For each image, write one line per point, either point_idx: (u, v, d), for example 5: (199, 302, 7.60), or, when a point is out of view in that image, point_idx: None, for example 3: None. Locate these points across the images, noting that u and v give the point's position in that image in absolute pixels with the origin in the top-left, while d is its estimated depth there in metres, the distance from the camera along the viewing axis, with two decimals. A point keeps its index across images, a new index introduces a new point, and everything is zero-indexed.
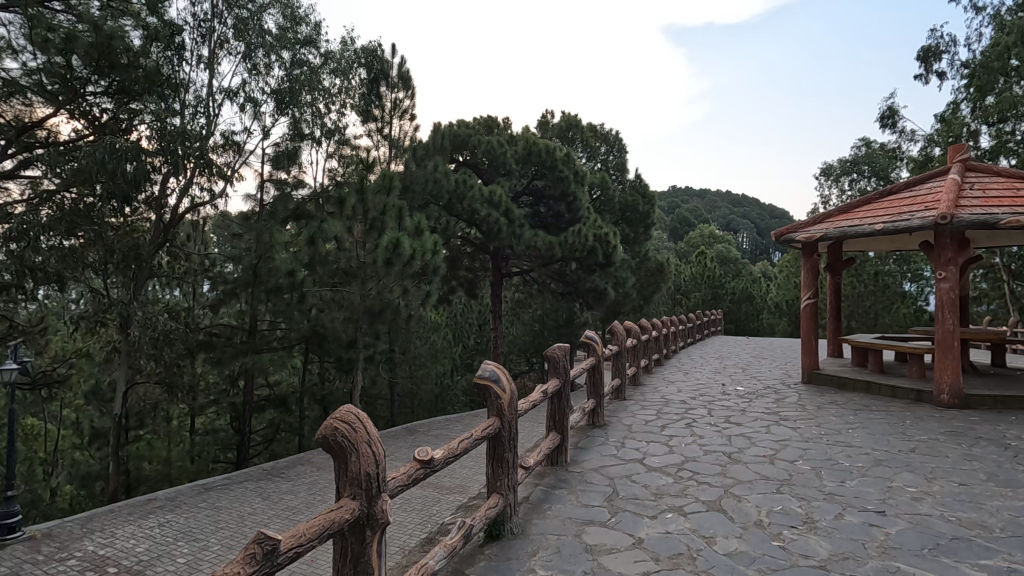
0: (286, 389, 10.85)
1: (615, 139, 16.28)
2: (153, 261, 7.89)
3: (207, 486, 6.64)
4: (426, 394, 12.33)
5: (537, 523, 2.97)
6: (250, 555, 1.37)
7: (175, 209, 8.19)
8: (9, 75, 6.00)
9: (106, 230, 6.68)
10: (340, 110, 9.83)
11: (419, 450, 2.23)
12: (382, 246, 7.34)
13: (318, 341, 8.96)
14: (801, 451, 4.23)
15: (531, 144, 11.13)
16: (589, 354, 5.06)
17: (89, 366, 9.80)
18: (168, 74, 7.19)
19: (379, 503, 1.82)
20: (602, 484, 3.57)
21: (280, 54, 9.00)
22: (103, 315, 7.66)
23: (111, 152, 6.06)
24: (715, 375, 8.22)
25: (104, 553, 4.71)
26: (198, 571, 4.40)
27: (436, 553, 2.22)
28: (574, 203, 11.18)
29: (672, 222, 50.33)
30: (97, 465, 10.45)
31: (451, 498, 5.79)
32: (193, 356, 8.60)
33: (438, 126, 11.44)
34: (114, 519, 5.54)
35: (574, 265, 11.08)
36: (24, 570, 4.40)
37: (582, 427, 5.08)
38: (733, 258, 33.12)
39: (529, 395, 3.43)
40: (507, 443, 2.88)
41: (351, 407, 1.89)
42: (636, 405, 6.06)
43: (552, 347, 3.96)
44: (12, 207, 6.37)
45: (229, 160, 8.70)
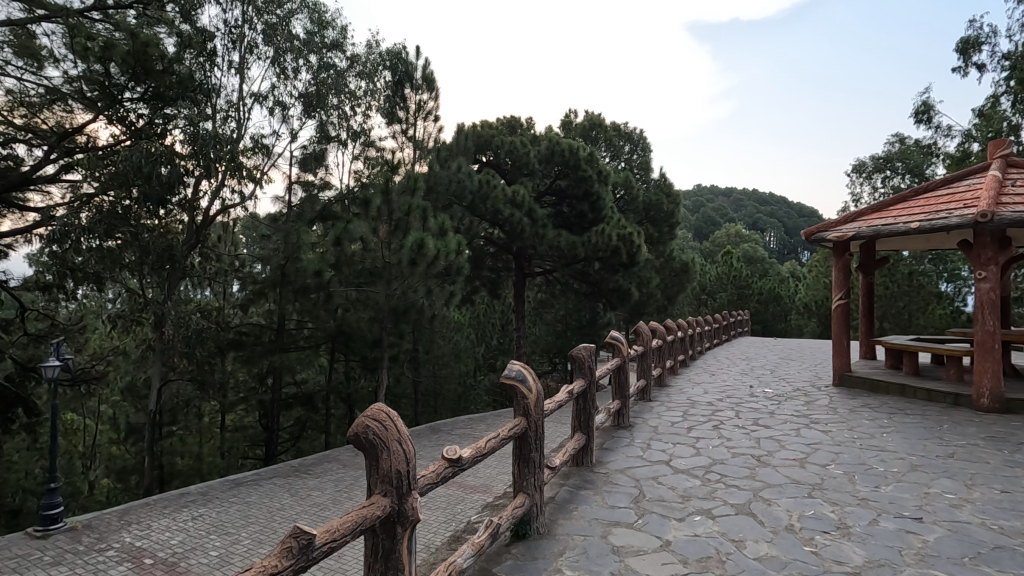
0: (313, 387, 11.04)
1: (639, 138, 16.16)
2: (187, 262, 8.08)
3: (238, 482, 6.78)
4: (449, 393, 12.41)
5: (563, 523, 2.96)
6: (287, 549, 1.40)
7: (207, 212, 8.41)
8: (52, 84, 6.24)
9: (142, 232, 6.84)
10: (365, 113, 9.98)
11: (448, 449, 2.25)
12: (407, 246, 7.42)
13: (344, 340, 9.09)
14: (832, 455, 4.13)
15: (555, 144, 11.09)
16: (614, 355, 5.04)
17: (125, 364, 10.12)
18: (201, 80, 7.40)
19: (409, 500, 1.84)
20: (628, 485, 3.54)
21: (307, 59, 9.18)
22: (139, 315, 7.95)
23: (147, 156, 6.31)
24: (742, 377, 8.07)
25: (141, 544, 4.85)
26: (229, 565, 4.50)
27: (465, 551, 2.24)
28: (598, 202, 11.11)
29: (697, 221, 49.72)
30: (133, 460, 10.77)
31: (475, 496, 5.82)
32: (223, 354, 8.80)
33: (462, 127, 11.52)
34: (149, 512, 5.71)
35: (598, 265, 11.01)
36: (66, 560, 4.56)
37: (607, 428, 5.06)
38: (760, 257, 32.47)
39: (555, 395, 3.43)
40: (533, 443, 2.88)
41: (382, 406, 1.92)
42: (662, 406, 6.00)
43: (578, 347, 3.95)
44: (54, 210, 6.61)
45: (258, 163, 8.89)
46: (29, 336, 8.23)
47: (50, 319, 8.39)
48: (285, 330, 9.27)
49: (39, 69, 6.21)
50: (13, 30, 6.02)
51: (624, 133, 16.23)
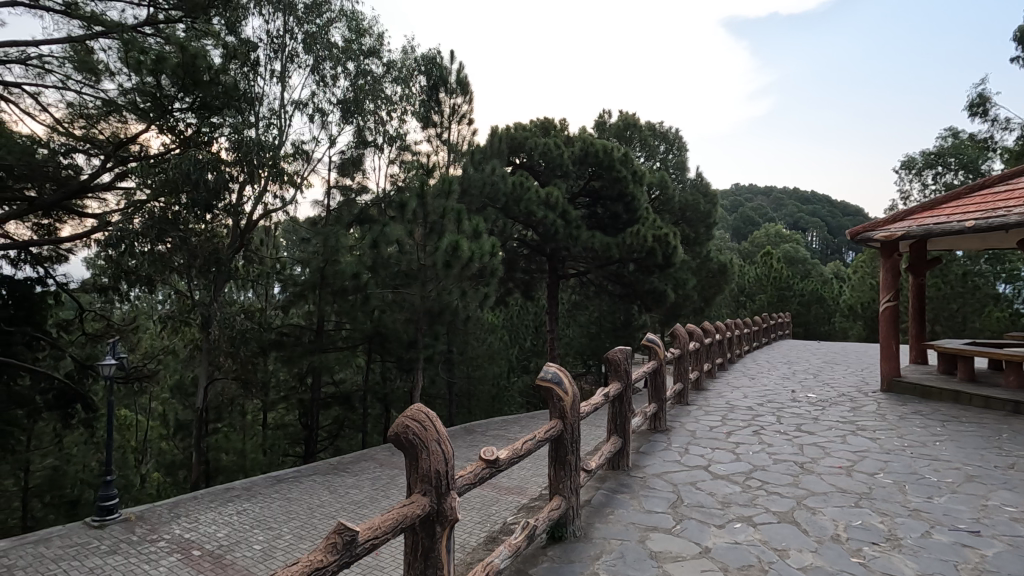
0: (350, 387, 11.29)
1: (675, 137, 15.93)
2: (231, 265, 8.37)
3: (280, 478, 6.98)
4: (483, 394, 12.48)
5: (599, 527, 2.94)
6: (332, 544, 1.44)
7: (250, 216, 8.69)
8: (108, 96, 6.57)
9: (190, 236, 7.12)
10: (400, 117, 10.15)
11: (486, 450, 2.26)
12: (441, 248, 7.49)
13: (380, 341, 9.27)
14: (881, 463, 3.98)
15: (588, 145, 11.00)
16: (651, 358, 4.98)
17: (174, 363, 10.56)
18: (245, 89, 7.66)
19: (448, 499, 1.86)
20: (666, 490, 3.49)
21: (346, 66, 9.40)
22: (187, 315, 8.34)
23: (196, 164, 6.56)
24: (784, 381, 7.84)
25: (189, 536, 5.06)
26: (272, 558, 4.64)
27: (502, 552, 2.25)
28: (632, 203, 10.99)
29: (736, 221, 48.64)
30: (181, 456, 11.23)
31: (509, 498, 5.83)
32: (265, 354, 9.07)
33: (495, 131, 11.60)
34: (197, 505, 5.95)
35: (632, 267, 10.88)
36: (121, 549, 4.80)
37: (643, 432, 5.00)
38: (802, 258, 31.47)
39: (590, 398, 3.41)
40: (569, 445, 2.87)
41: (421, 406, 1.95)
42: (699, 410, 5.88)
43: (613, 350, 3.92)
44: (110, 216, 6.97)
45: (299, 168, 9.15)
46: (87, 335, 8.70)
47: (107, 320, 8.84)
48: (324, 331, 9.50)
49: (97, 82, 6.56)
50: (74, 47, 6.37)
51: (660, 132, 16.01)
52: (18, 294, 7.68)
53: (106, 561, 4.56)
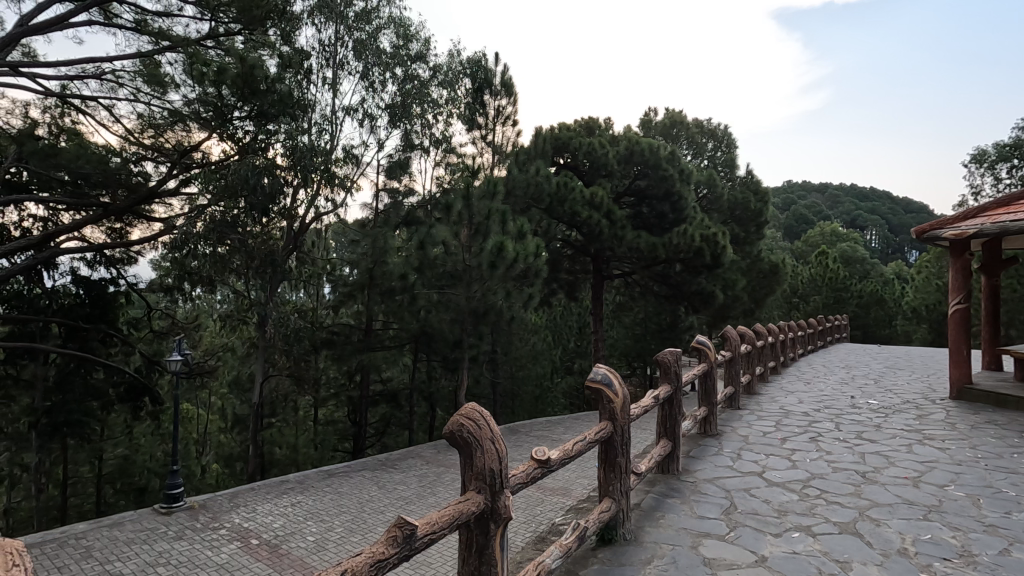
0: (397, 385, 11.53)
1: (724, 134, 15.51)
2: (286, 266, 8.70)
3: (331, 472, 7.21)
4: (527, 395, 12.49)
5: (650, 531, 2.90)
6: (393, 537, 1.48)
7: (303, 219, 9.01)
8: (174, 106, 6.98)
9: (248, 238, 7.41)
10: (446, 120, 10.31)
11: (537, 450, 2.27)
12: (487, 249, 7.53)
13: (427, 340, 9.43)
14: (951, 475, 3.75)
15: (634, 144, 10.86)
16: (701, 361, 4.88)
17: (232, 360, 11.06)
18: (299, 97, 7.93)
19: (502, 498, 1.88)
20: (719, 496, 3.40)
21: (394, 72, 9.63)
22: (244, 314, 8.70)
23: (253, 169, 6.89)
24: (841, 386, 7.50)
25: (248, 525, 5.29)
26: (324, 549, 4.79)
27: (553, 552, 2.25)
28: (679, 202, 10.76)
29: (787, 220, 46.86)
30: (239, 448, 11.75)
31: (554, 499, 5.81)
32: (317, 352, 9.39)
33: (539, 131, 11.62)
34: (254, 497, 6.21)
35: (679, 267, 10.63)
36: (185, 536, 5.05)
37: (693, 436, 4.89)
38: (861, 257, 29.99)
39: (641, 400, 3.38)
40: (619, 448, 2.85)
41: (475, 405, 1.98)
42: (752, 415, 5.70)
43: (662, 352, 3.88)
44: (175, 220, 7.37)
45: (349, 172, 9.42)
46: (154, 332, 9.23)
47: (171, 318, 9.37)
48: (372, 331, 9.74)
49: (164, 94, 6.96)
50: (144, 62, 6.79)
51: (708, 129, 15.62)
52: (94, 294, 8.24)
53: (172, 546, 4.82)
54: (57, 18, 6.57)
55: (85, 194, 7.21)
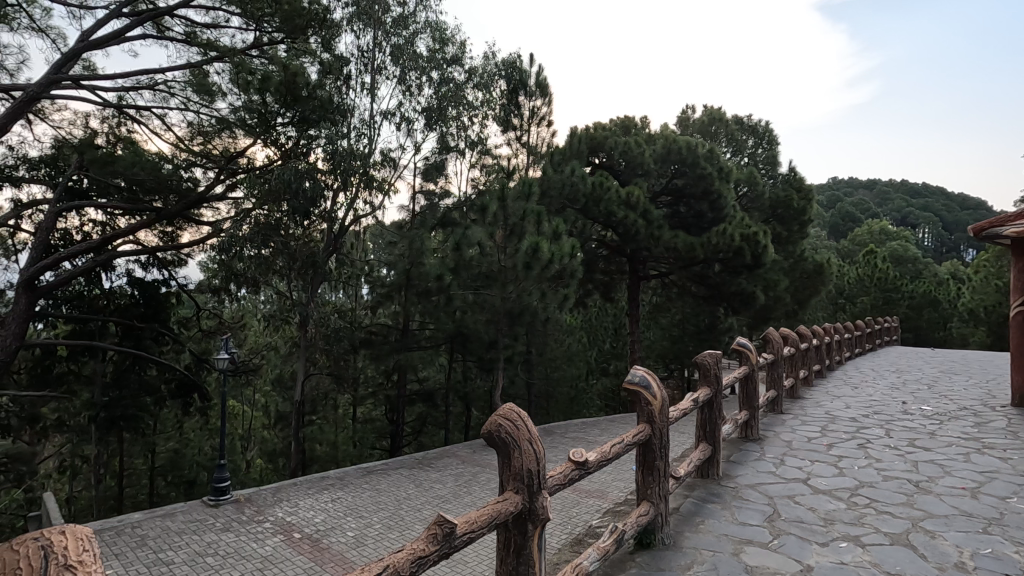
0: (433, 385, 11.66)
1: (765, 130, 15.07)
2: (327, 267, 8.92)
3: (369, 470, 7.34)
4: (562, 396, 12.43)
5: (689, 536, 2.85)
6: (433, 535, 1.51)
7: (342, 222, 9.22)
8: (221, 114, 7.26)
9: (290, 241, 7.63)
10: (481, 122, 10.39)
11: (575, 452, 2.27)
12: (522, 250, 7.53)
13: (462, 340, 9.52)
14: (1013, 487, 3.54)
15: (671, 142, 10.68)
16: (742, 363, 4.76)
17: (275, 358, 11.40)
18: (338, 102, 8.13)
19: (539, 499, 1.89)
20: (761, 503, 3.31)
21: (430, 75, 9.75)
22: (287, 314, 8.96)
23: (295, 174, 7.09)
24: (891, 391, 7.20)
25: (291, 519, 5.45)
26: (363, 545, 4.88)
27: (591, 554, 2.24)
28: (718, 201, 10.52)
29: (833, 218, 45.24)
30: (281, 445, 12.11)
31: (591, 501, 5.76)
32: (356, 352, 9.59)
33: (575, 131, 11.57)
34: (297, 492, 6.40)
35: (718, 267, 10.38)
36: (232, 528, 5.24)
37: (733, 440, 4.78)
38: (913, 256, 28.62)
39: (679, 403, 3.32)
40: (658, 451, 2.81)
41: (513, 406, 1.99)
42: (795, 419, 5.53)
43: (701, 354, 3.81)
44: (222, 224, 7.67)
45: (386, 175, 9.59)
46: (203, 331, 9.62)
47: (218, 318, 9.74)
48: (409, 331, 9.89)
49: (212, 102, 7.25)
50: (194, 72, 7.09)
51: (748, 126, 15.18)
52: (148, 294, 8.64)
53: (220, 537, 5.01)
54: (114, 33, 6.94)
55: (139, 200, 7.58)
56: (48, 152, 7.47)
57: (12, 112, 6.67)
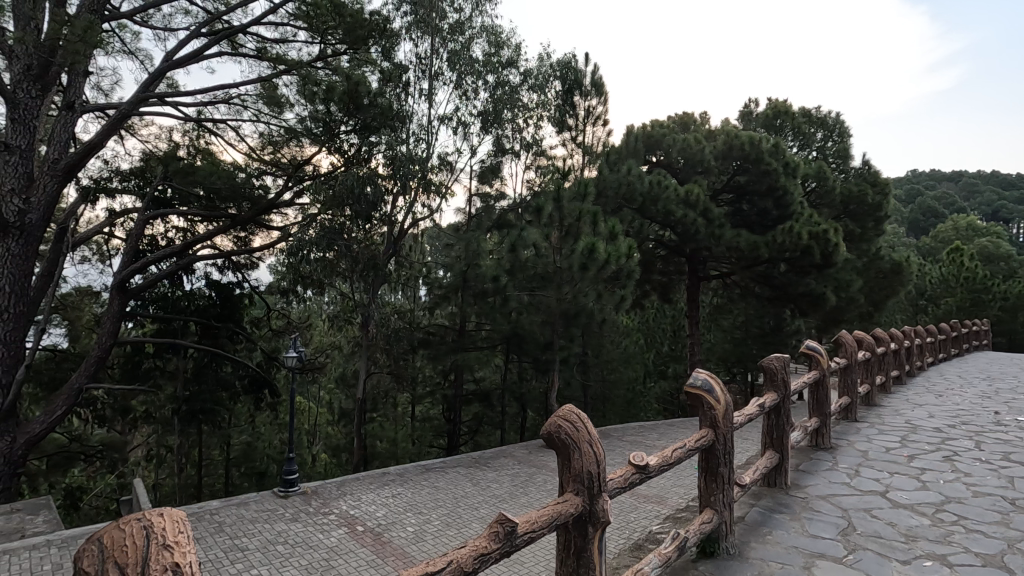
0: (489, 385, 11.78)
1: (835, 123, 14.33)
2: (387, 269, 9.19)
3: (428, 467, 7.51)
4: (619, 398, 12.24)
5: (756, 546, 2.74)
6: (494, 533, 1.54)
7: (401, 225, 9.48)
8: (289, 124, 7.63)
9: (353, 245, 7.91)
10: (537, 124, 10.42)
11: (635, 455, 2.23)
12: (578, 250, 7.48)
13: (518, 341, 9.57)
14: None
15: (733, 137, 10.30)
16: (812, 368, 4.54)
17: (339, 357, 11.87)
18: (398, 109, 8.39)
19: (600, 502, 1.87)
20: (834, 516, 3.14)
21: (486, 79, 9.85)
22: (349, 315, 9.29)
23: (358, 180, 7.36)
24: (981, 400, 6.64)
25: (354, 513, 5.66)
26: (423, 540, 5.00)
27: (652, 561, 2.19)
28: (784, 198, 10.02)
29: (912, 214, 42.35)
30: (345, 440, 12.58)
31: (649, 507, 5.64)
32: (415, 352, 9.84)
33: (631, 130, 11.40)
34: (359, 486, 6.63)
35: (784, 267, 9.82)
36: (300, 518, 5.50)
37: (802, 449, 4.56)
38: (1005, 254, 26.29)
39: (744, 408, 3.20)
40: (722, 457, 2.72)
41: (572, 407, 1.99)
42: (872, 428, 5.21)
43: (768, 357, 3.67)
44: (290, 228, 8.07)
45: (443, 179, 9.78)
46: (273, 331, 10.16)
47: (287, 318, 10.25)
48: (465, 332, 10.04)
49: (280, 113, 7.63)
50: (265, 85, 7.49)
51: (816, 118, 14.40)
52: (224, 296, 9.25)
53: (289, 526, 5.26)
54: (194, 52, 7.45)
55: (216, 207, 8.16)
56: (137, 165, 8.12)
57: (106, 129, 7.29)
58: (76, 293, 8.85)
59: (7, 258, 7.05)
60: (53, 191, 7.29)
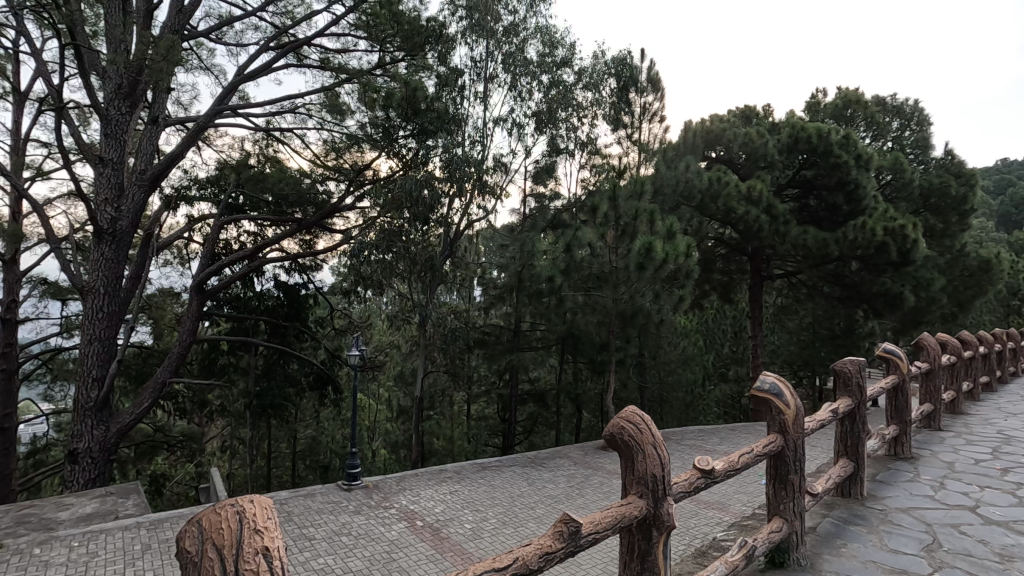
0: (544, 385, 11.79)
1: (913, 110, 13.44)
2: (444, 270, 9.37)
3: (484, 466, 7.60)
4: (677, 401, 11.94)
5: (830, 559, 2.60)
6: (559, 532, 1.54)
7: (457, 227, 9.65)
8: (350, 131, 7.92)
9: (411, 246, 8.10)
10: (591, 122, 10.34)
11: (700, 459, 2.18)
12: (635, 250, 7.35)
13: (573, 341, 9.54)
14: None
15: (799, 130, 9.81)
16: (889, 372, 4.28)
17: (398, 356, 12.21)
18: (454, 112, 8.53)
19: (664, 505, 1.84)
20: (917, 530, 2.94)
21: (540, 79, 9.86)
22: (407, 315, 9.52)
23: (416, 183, 7.55)
24: None
25: (414, 508, 5.80)
26: (479, 538, 5.06)
27: (718, 568, 2.13)
28: (855, 192, 9.44)
29: (1002, 206, 39.03)
30: (404, 436, 12.93)
31: (711, 513, 5.48)
32: (471, 351, 9.98)
33: (689, 126, 11.10)
34: (418, 482, 6.80)
35: (856, 265, 9.33)
36: (362, 511, 5.70)
37: (879, 458, 4.30)
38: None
39: (816, 414, 3.06)
40: (792, 464, 2.61)
41: (635, 409, 1.97)
42: (958, 438, 4.85)
43: (841, 360, 3.48)
44: (351, 232, 8.37)
45: (498, 180, 9.88)
46: (335, 330, 10.57)
47: (349, 318, 10.63)
48: (520, 331, 10.10)
49: (342, 120, 7.93)
50: (328, 94, 7.80)
51: (892, 106, 13.53)
52: (291, 296, 9.73)
53: (352, 519, 5.46)
54: (264, 65, 7.86)
55: (283, 212, 8.61)
56: (213, 174, 8.66)
57: (186, 141, 7.81)
58: (160, 294, 9.54)
59: (101, 262, 7.68)
60: (140, 200, 7.88)
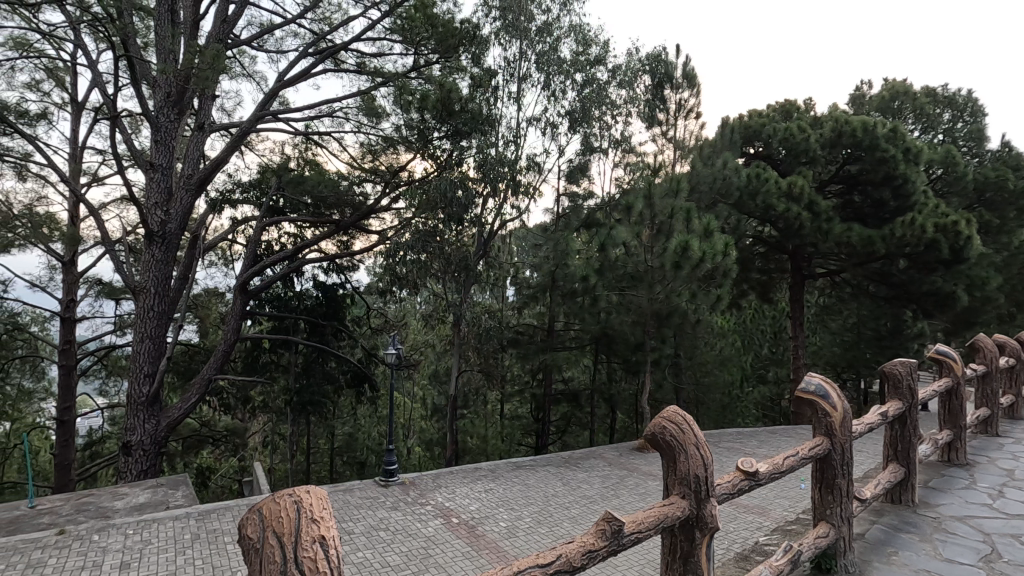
0: (578, 385, 11.73)
1: (966, 101, 12.81)
2: (478, 269, 9.43)
3: (518, 465, 7.61)
4: (713, 402, 11.71)
5: (880, 567, 2.51)
6: (602, 531, 1.54)
7: (491, 227, 9.70)
8: (386, 133, 8.05)
9: (445, 246, 8.18)
10: (625, 120, 10.23)
11: (744, 461, 2.14)
12: (670, 249, 7.23)
13: (608, 341, 9.46)
14: None
15: (843, 123, 9.48)
16: (942, 374, 4.11)
17: (432, 354, 12.34)
18: (488, 113, 8.57)
19: (708, 506, 1.81)
20: (974, 540, 2.81)
21: (574, 78, 9.82)
22: (441, 313, 9.62)
23: (451, 184, 7.63)
24: None
25: (449, 505, 5.86)
26: (515, 536, 5.07)
27: (764, 571, 2.09)
28: (903, 187, 9.07)
29: None
30: (438, 435, 13.08)
31: (751, 517, 5.35)
32: (505, 350, 10.01)
33: (726, 121, 10.87)
34: (453, 479, 6.87)
35: (904, 264, 8.95)
36: (399, 507, 5.80)
37: (931, 463, 4.13)
38: None
39: (864, 416, 2.96)
40: (839, 468, 2.54)
41: (677, 409, 1.94)
42: (1017, 444, 4.61)
43: (890, 362, 3.36)
44: (387, 232, 8.51)
45: (532, 180, 9.87)
46: (372, 329, 10.77)
47: (385, 317, 10.82)
48: (554, 331, 10.08)
49: (377, 123, 8.06)
50: (364, 98, 7.95)
51: (943, 97, 12.93)
52: (329, 295, 9.97)
53: (389, 514, 5.56)
54: (303, 71, 8.07)
55: (322, 214, 8.83)
56: (255, 177, 8.93)
57: (230, 146, 8.09)
58: (206, 293, 9.91)
59: (152, 263, 8.01)
60: (188, 203, 8.20)
